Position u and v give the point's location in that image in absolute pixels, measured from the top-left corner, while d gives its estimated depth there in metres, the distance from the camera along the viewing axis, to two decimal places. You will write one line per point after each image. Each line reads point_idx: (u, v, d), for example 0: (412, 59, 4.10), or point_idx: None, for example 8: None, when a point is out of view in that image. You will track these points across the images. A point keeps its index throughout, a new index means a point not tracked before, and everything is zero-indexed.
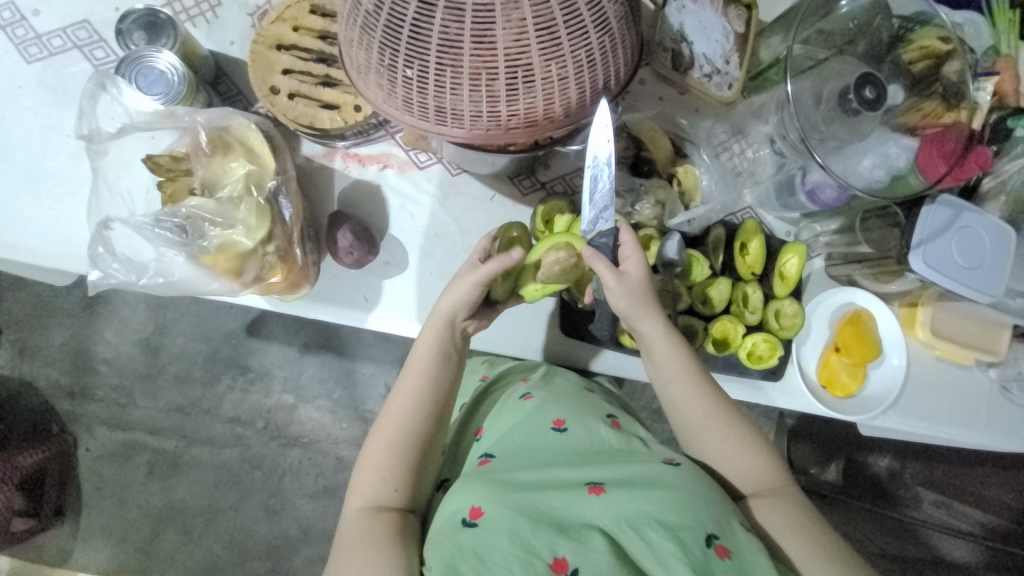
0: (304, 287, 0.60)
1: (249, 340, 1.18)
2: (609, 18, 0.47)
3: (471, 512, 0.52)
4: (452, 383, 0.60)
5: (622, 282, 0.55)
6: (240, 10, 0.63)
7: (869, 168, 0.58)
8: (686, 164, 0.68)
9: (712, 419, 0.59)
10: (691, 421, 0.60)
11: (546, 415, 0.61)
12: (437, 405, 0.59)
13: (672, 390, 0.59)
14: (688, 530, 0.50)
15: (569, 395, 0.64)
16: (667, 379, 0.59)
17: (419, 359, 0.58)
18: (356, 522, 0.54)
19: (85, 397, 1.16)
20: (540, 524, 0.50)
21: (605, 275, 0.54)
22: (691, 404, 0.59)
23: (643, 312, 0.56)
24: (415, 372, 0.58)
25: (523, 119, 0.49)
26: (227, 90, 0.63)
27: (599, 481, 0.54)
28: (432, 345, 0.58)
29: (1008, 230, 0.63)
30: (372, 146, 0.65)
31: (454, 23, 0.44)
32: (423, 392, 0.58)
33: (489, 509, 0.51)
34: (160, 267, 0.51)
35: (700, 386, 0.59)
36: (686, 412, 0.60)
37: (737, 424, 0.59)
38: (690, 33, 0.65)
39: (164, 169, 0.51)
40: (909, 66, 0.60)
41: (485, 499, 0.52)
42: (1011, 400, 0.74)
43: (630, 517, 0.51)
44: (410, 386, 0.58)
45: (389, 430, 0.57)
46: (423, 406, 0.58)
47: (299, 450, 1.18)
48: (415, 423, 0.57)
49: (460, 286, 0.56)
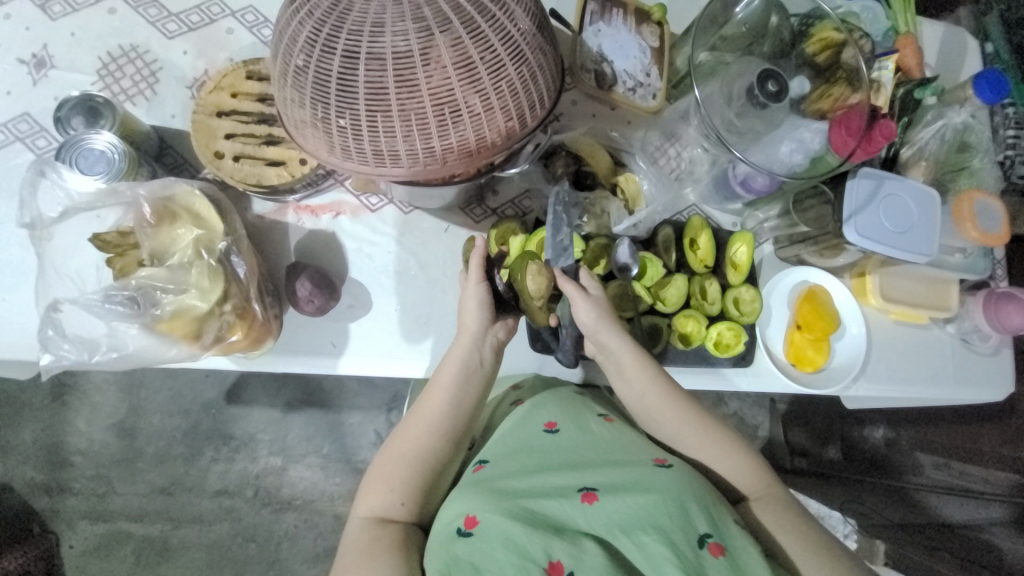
0: (269, 341, 0.60)
1: (230, 407, 1.15)
2: (523, 48, 0.51)
3: (467, 521, 0.51)
4: (476, 402, 0.60)
5: (590, 299, 0.60)
6: (178, 84, 0.66)
7: (788, 153, 0.63)
8: (627, 172, 0.70)
9: (690, 429, 0.60)
10: (670, 429, 0.61)
11: (537, 418, 0.62)
12: (459, 423, 0.58)
13: (645, 403, 0.61)
14: (680, 533, 0.50)
15: (564, 399, 0.65)
16: (641, 395, 0.61)
17: (447, 371, 0.58)
18: (362, 530, 0.54)
19: (63, 492, 1.11)
20: (538, 529, 0.49)
21: (574, 292, 0.59)
22: (668, 417, 0.61)
23: (609, 328, 0.60)
24: (436, 389, 0.58)
25: (457, 151, 0.51)
26: (172, 161, 0.64)
27: (592, 487, 0.53)
28: (456, 362, 0.58)
29: (931, 192, 0.67)
30: (323, 195, 0.67)
31: (379, 72, 0.47)
32: (443, 414, 0.58)
33: (484, 517, 0.51)
34: (113, 340, 0.51)
35: (675, 400, 0.61)
36: (663, 423, 0.61)
37: (714, 427, 0.61)
38: (609, 54, 0.70)
39: (112, 245, 0.51)
40: (812, 58, 0.67)
41: (482, 507, 0.51)
42: (973, 349, 0.78)
43: (623, 524, 0.51)
44: (433, 403, 0.58)
45: (406, 444, 0.57)
46: (444, 424, 0.58)
47: (294, 513, 1.15)
48: (430, 441, 0.57)
49: (468, 296, 0.60)
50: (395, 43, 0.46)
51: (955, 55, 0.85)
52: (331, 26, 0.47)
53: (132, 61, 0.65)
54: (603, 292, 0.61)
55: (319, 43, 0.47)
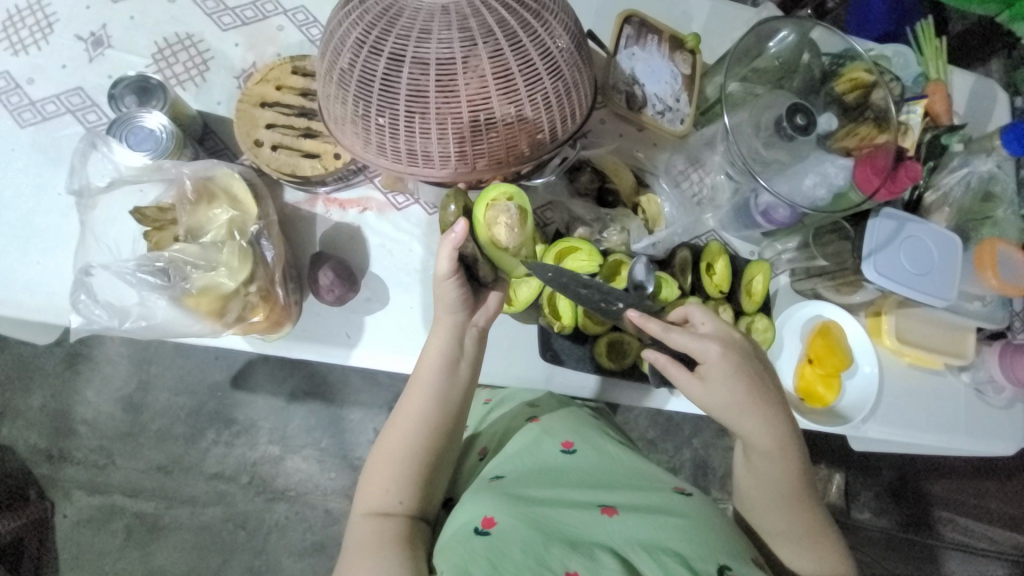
0: (288, 326, 0.62)
1: (234, 391, 1.17)
2: (560, 64, 0.52)
3: (484, 521, 0.52)
4: (460, 391, 0.59)
5: (702, 385, 0.57)
6: (227, 74, 0.69)
7: (811, 186, 0.63)
8: (648, 194, 0.72)
9: (781, 504, 0.59)
10: (758, 498, 0.60)
11: (555, 437, 0.63)
12: (444, 416, 0.58)
13: (752, 469, 0.59)
14: (701, 559, 0.50)
15: (580, 423, 0.66)
16: (754, 465, 0.59)
17: (428, 366, 0.58)
18: (363, 527, 0.54)
19: (64, 459, 1.13)
20: (554, 538, 0.50)
21: (682, 379, 0.58)
22: (771, 512, 0.59)
23: (740, 408, 0.57)
24: (420, 384, 0.58)
25: (488, 158, 0.53)
26: (213, 145, 0.67)
27: (610, 504, 0.55)
28: (435, 355, 0.58)
29: (953, 237, 0.67)
30: (352, 190, 0.69)
31: (421, 76, 0.49)
32: (428, 406, 0.58)
33: (502, 519, 0.51)
34: (143, 310, 0.52)
35: (784, 477, 0.58)
36: (757, 493, 0.60)
37: (807, 513, 0.59)
38: (641, 77, 0.71)
39: (151, 219, 0.53)
40: (841, 96, 0.68)
41: (499, 509, 0.52)
42: (986, 401, 0.77)
43: (644, 541, 0.51)
44: (416, 400, 0.58)
45: (395, 444, 0.57)
46: (427, 419, 0.57)
47: (286, 504, 1.15)
48: (417, 436, 0.57)
49: (444, 289, 0.57)
50: (440, 50, 0.49)
51: (983, 107, 0.86)
52: (379, 30, 0.50)
53: (185, 49, 0.69)
54: (723, 377, 0.56)
55: (366, 45, 0.50)
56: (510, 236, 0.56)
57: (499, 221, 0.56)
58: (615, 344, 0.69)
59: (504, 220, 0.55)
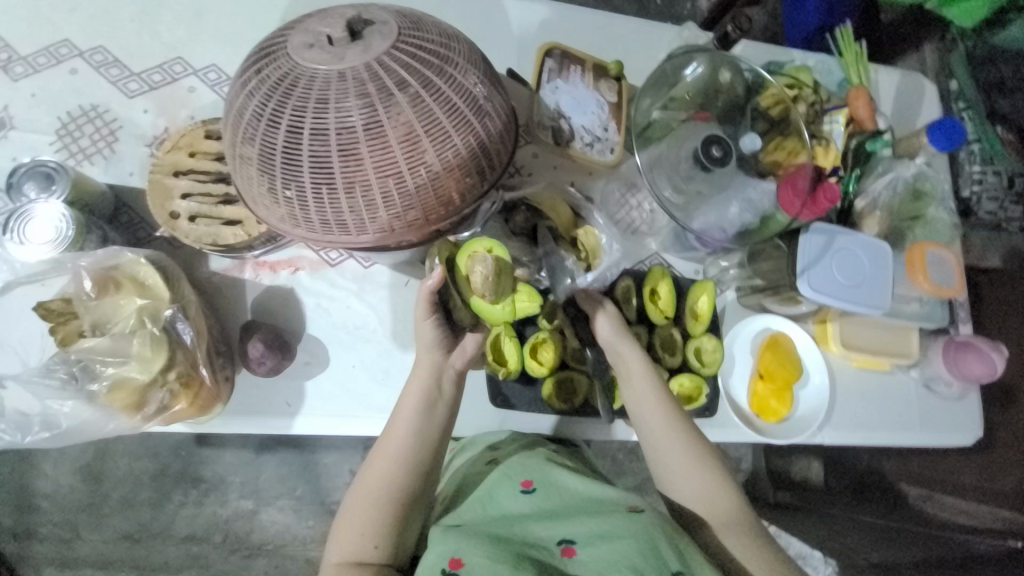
0: (217, 405, 0.59)
1: (201, 448, 1.13)
2: (469, 119, 0.51)
3: (452, 563, 0.50)
4: (443, 426, 0.59)
5: (627, 343, 0.64)
6: (139, 143, 0.66)
7: (737, 214, 0.64)
8: (586, 226, 0.69)
9: (678, 453, 0.61)
10: (659, 451, 0.62)
11: (513, 477, 0.61)
12: (421, 455, 0.58)
13: (646, 426, 0.63)
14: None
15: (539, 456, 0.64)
16: (642, 413, 0.63)
17: (408, 403, 0.58)
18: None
19: (30, 537, 1.07)
20: (522, 569, 0.48)
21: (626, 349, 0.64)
22: (665, 456, 0.62)
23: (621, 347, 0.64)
24: (397, 422, 0.58)
25: (405, 219, 0.51)
26: (128, 220, 0.64)
27: (570, 539, 0.53)
28: (417, 389, 0.58)
29: (881, 244, 0.69)
30: (282, 251, 0.67)
31: (323, 146, 0.48)
32: (406, 444, 0.57)
33: (470, 559, 0.50)
34: (46, 419, 0.50)
35: (671, 420, 0.62)
36: (658, 449, 0.62)
37: (705, 458, 0.61)
38: (566, 110, 0.71)
39: (55, 314, 0.50)
40: (766, 112, 0.69)
41: (467, 549, 0.51)
42: (936, 394, 0.78)
43: (602, 570, 0.49)
44: (396, 438, 0.57)
45: (373, 484, 0.56)
46: (404, 458, 0.57)
47: (264, 559, 1.11)
48: (395, 475, 0.56)
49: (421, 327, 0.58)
50: (339, 118, 0.47)
51: (911, 103, 0.88)
52: (276, 100, 0.48)
53: (91, 120, 0.66)
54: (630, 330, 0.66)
55: (264, 117, 0.48)
56: (487, 285, 0.56)
57: (478, 270, 0.56)
58: (563, 383, 0.69)
59: (480, 270, 0.55)
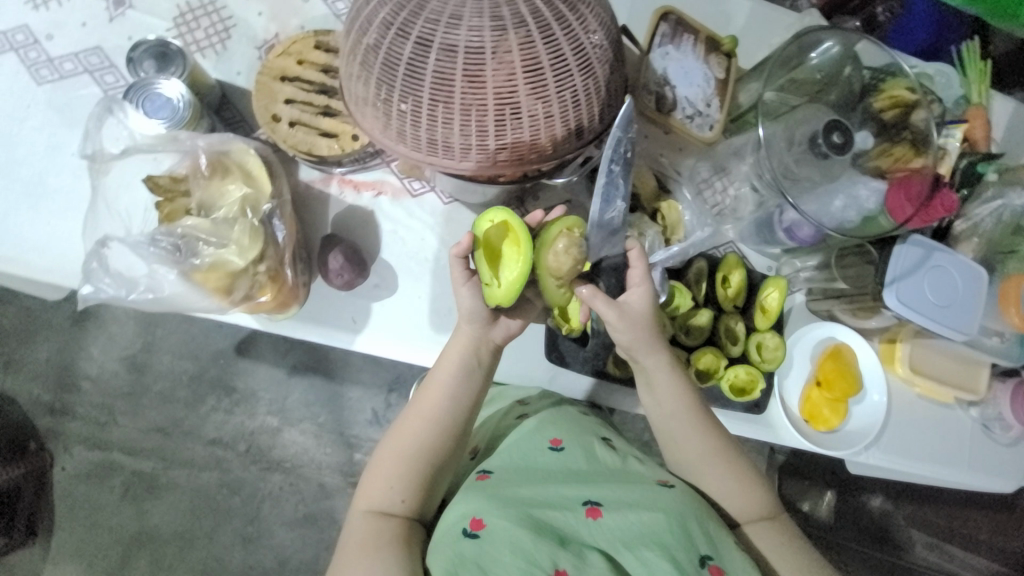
0: (293, 308, 0.62)
1: (238, 360, 1.18)
2: (592, 60, 0.50)
3: (472, 523, 0.52)
4: (476, 396, 0.59)
5: (624, 316, 0.56)
6: (248, 44, 0.67)
7: (840, 208, 0.61)
8: (670, 200, 0.69)
9: (708, 455, 0.60)
10: (689, 452, 0.61)
11: (543, 434, 0.61)
12: (453, 420, 0.58)
13: (671, 423, 0.61)
14: (684, 553, 0.51)
15: (567, 420, 0.63)
16: (663, 410, 0.61)
17: (445, 371, 0.58)
18: (363, 523, 0.54)
19: (67, 413, 1.14)
20: (543, 537, 0.50)
21: (606, 311, 0.55)
22: (692, 452, 0.61)
23: (645, 344, 0.58)
24: (433, 387, 0.58)
25: (511, 152, 0.51)
26: (230, 116, 0.65)
27: (596, 502, 0.54)
28: (455, 358, 0.58)
29: (979, 270, 0.65)
30: (367, 173, 0.67)
31: (448, 64, 0.47)
32: (440, 408, 0.58)
33: (490, 522, 0.51)
34: (150, 283, 0.52)
35: (699, 424, 0.61)
36: (682, 445, 0.61)
37: (734, 459, 0.61)
38: (673, 78, 0.69)
39: (163, 189, 0.52)
40: (880, 113, 0.65)
41: (487, 511, 0.52)
42: (993, 438, 0.75)
43: (625, 539, 0.52)
44: (430, 401, 0.58)
45: (403, 443, 0.57)
46: (437, 420, 0.57)
47: (280, 475, 1.16)
48: (426, 436, 0.57)
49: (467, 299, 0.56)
50: (469, 38, 0.47)
51: None
52: (408, 12, 0.48)
53: (207, 14, 0.67)
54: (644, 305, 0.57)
55: (393, 28, 0.48)
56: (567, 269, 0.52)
57: (560, 251, 0.51)
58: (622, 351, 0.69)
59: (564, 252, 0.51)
